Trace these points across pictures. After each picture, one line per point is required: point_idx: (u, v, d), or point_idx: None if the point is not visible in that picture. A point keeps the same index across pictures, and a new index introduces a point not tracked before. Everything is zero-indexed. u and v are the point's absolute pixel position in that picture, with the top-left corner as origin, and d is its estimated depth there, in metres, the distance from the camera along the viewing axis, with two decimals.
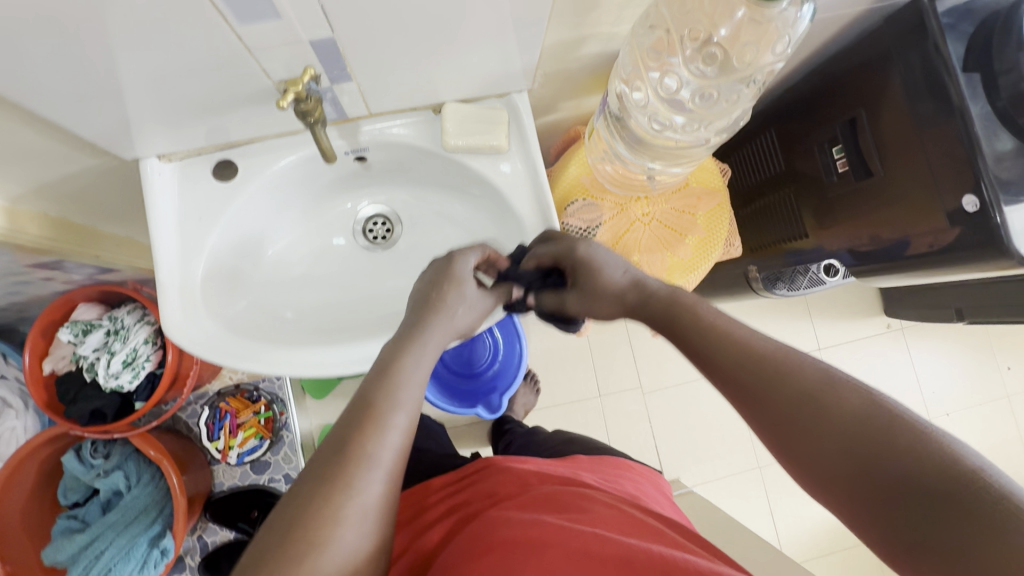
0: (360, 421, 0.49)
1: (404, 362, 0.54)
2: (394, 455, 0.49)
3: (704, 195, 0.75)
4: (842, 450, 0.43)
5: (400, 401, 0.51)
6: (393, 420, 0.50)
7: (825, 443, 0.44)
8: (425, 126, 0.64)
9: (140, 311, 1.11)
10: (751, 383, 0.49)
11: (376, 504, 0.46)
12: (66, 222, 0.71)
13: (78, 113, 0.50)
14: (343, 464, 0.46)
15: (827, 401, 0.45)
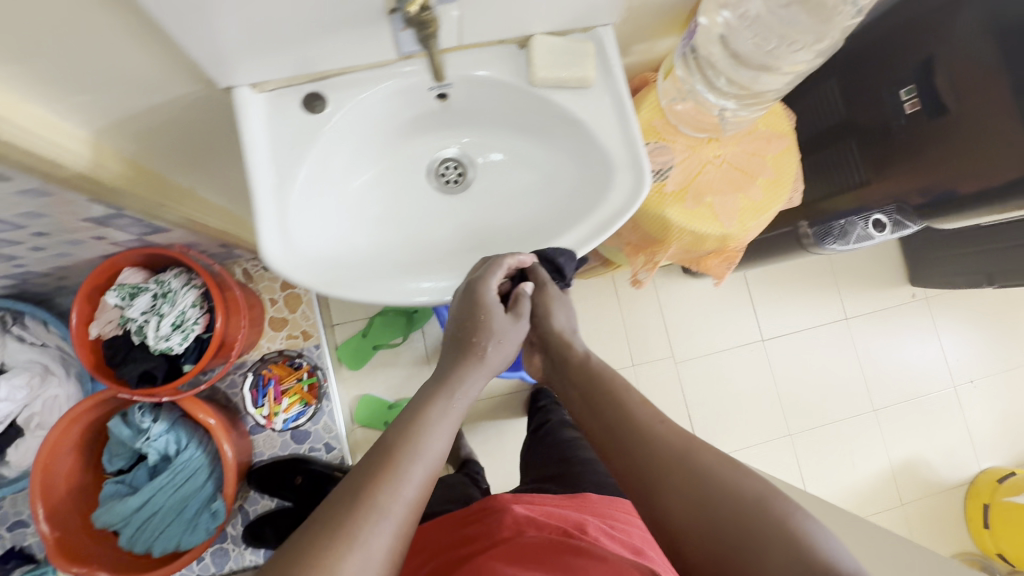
0: (400, 431, 0.56)
1: (432, 410, 0.58)
2: (429, 465, 0.54)
3: (772, 137, 0.76)
4: (684, 501, 0.49)
5: (421, 450, 0.54)
6: (431, 435, 0.56)
7: (671, 493, 0.50)
8: (510, 60, 0.64)
9: (186, 275, 1.10)
10: (631, 442, 0.56)
11: (404, 510, 0.50)
12: (140, 166, 0.71)
13: (185, 31, 0.49)
14: (380, 469, 0.52)
15: (676, 466, 0.52)
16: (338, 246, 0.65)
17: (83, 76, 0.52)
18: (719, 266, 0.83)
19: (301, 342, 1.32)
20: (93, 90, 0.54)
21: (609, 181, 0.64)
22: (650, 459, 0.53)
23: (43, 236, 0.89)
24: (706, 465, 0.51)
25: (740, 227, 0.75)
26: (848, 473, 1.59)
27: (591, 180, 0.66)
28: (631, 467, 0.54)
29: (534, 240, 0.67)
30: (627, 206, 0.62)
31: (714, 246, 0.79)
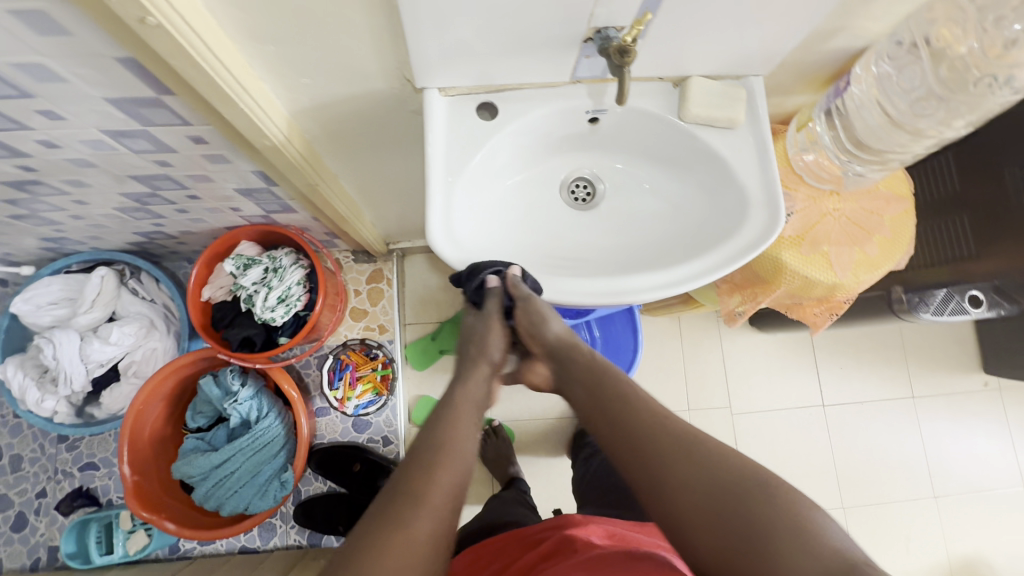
0: (435, 428, 0.62)
1: (453, 415, 0.64)
2: (459, 459, 0.59)
3: (891, 199, 0.79)
4: (695, 501, 0.52)
5: (443, 447, 0.59)
6: (460, 430, 0.62)
7: (680, 492, 0.53)
8: (664, 96, 0.70)
9: (295, 255, 1.19)
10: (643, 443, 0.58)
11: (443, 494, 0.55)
12: (309, 147, 0.80)
13: (413, 38, 0.57)
14: (422, 464, 0.57)
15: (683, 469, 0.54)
16: (480, 239, 0.71)
17: (312, 62, 0.60)
18: (819, 315, 0.85)
19: (376, 335, 1.38)
20: (312, 74, 0.63)
21: (743, 215, 0.68)
22: (664, 455, 0.56)
23: (194, 200, 0.99)
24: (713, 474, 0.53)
25: (853, 279, 0.78)
26: (903, 560, 1.51)
27: (723, 212, 0.71)
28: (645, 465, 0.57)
29: (662, 259, 0.72)
30: (759, 240, 0.66)
31: (821, 295, 0.81)
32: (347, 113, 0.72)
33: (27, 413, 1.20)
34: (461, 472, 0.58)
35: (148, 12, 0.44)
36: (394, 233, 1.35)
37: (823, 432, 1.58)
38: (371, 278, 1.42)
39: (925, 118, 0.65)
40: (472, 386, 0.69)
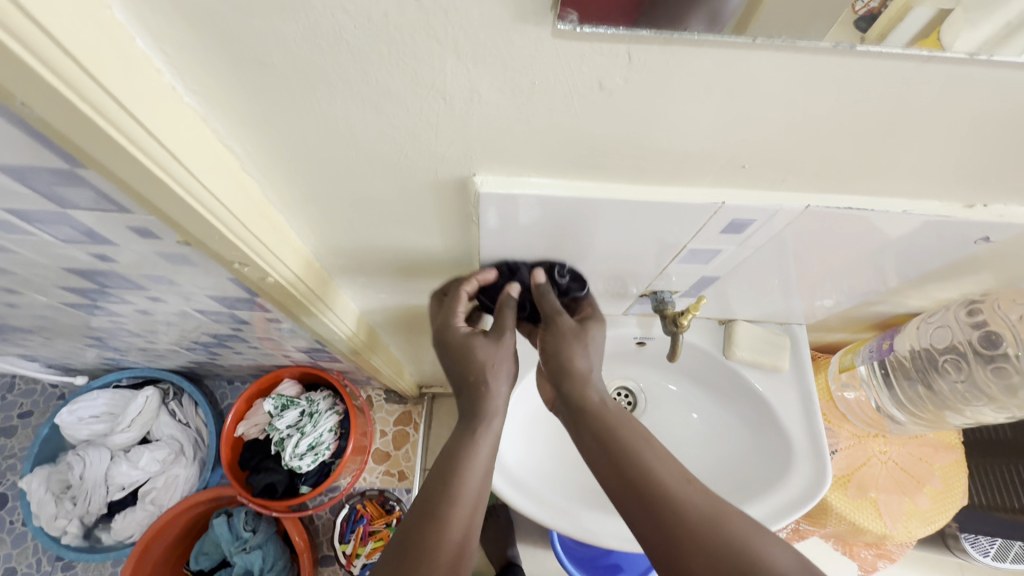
0: (448, 470, 0.49)
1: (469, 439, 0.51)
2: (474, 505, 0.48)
3: (940, 448, 0.78)
4: (696, 512, 0.43)
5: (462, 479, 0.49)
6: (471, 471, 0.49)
7: (670, 499, 0.44)
8: (710, 333, 0.74)
9: (332, 399, 1.21)
10: (618, 434, 0.49)
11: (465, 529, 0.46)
12: (369, 329, 0.86)
13: (485, 285, 0.63)
14: (433, 516, 0.46)
15: (671, 474, 0.46)
16: (520, 455, 0.72)
17: (391, 286, 0.67)
18: (871, 558, 0.80)
19: (395, 483, 1.35)
20: (388, 291, 0.69)
21: (789, 465, 0.67)
22: (670, 517, 0.43)
23: (253, 347, 1.06)
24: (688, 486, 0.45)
25: (904, 531, 0.75)
26: None
27: (768, 453, 0.71)
28: (620, 471, 0.47)
29: None
30: (797, 504, 0.65)
31: (870, 540, 0.77)
32: (412, 311, 0.78)
33: (38, 530, 1.19)
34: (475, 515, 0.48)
35: (269, 275, 0.51)
36: (430, 381, 1.38)
37: None
38: (400, 419, 1.43)
39: (981, 403, 0.66)
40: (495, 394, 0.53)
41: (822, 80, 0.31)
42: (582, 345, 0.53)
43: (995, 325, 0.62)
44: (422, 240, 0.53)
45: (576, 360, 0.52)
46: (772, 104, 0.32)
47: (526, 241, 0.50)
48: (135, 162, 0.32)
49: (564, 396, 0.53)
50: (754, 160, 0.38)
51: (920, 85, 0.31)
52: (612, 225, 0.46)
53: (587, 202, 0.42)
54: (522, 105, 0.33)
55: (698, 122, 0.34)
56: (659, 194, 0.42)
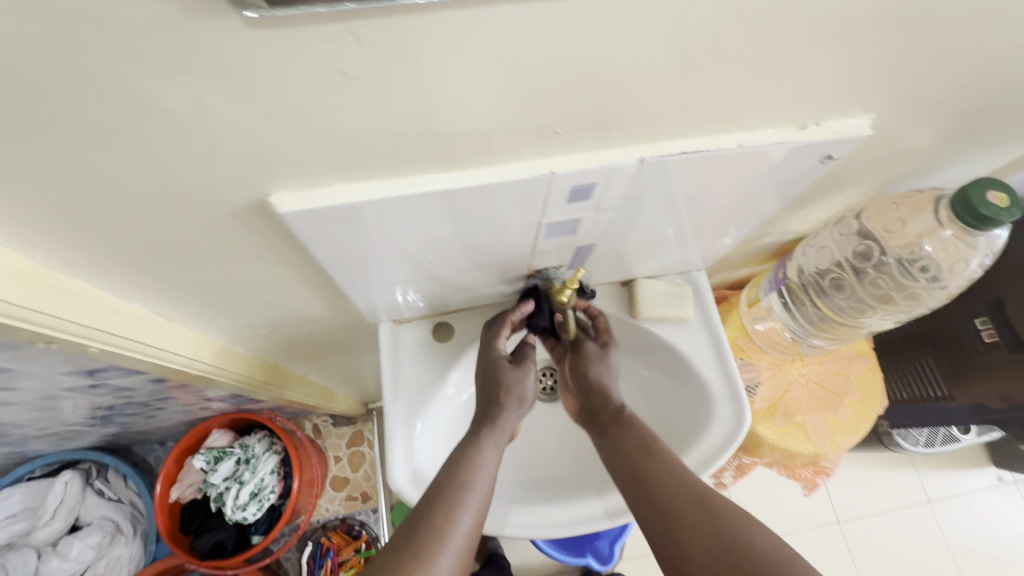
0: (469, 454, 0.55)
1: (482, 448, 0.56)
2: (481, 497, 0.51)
3: (855, 358, 0.81)
4: (692, 497, 0.49)
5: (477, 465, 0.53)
6: (480, 468, 0.53)
7: (672, 491, 0.50)
8: (615, 296, 0.72)
9: (269, 439, 1.15)
10: (636, 443, 0.56)
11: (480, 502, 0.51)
12: (272, 365, 0.80)
13: (364, 298, 0.58)
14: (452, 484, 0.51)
15: (671, 469, 0.52)
16: None
17: (267, 319, 0.62)
18: (813, 478, 0.82)
19: (359, 506, 1.31)
20: (268, 326, 0.64)
21: (710, 413, 0.67)
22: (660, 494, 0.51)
23: (160, 407, 0.97)
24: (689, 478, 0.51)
25: (833, 446, 0.77)
26: None
27: (689, 404, 0.70)
28: (635, 472, 0.54)
29: None
30: (715, 453, 0.65)
31: (804, 461, 0.79)
32: (308, 338, 0.73)
33: None
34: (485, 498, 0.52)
35: (87, 344, 0.44)
36: (373, 396, 1.33)
37: (846, 550, 1.46)
38: (352, 441, 1.37)
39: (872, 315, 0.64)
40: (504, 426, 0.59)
41: (587, 28, 0.28)
42: (607, 367, 0.64)
43: (868, 236, 0.61)
44: (263, 271, 0.48)
45: (604, 379, 0.64)
46: (549, 62, 0.29)
47: (367, 247, 0.45)
48: None
49: (590, 405, 0.64)
50: (565, 124, 0.35)
51: (693, 15, 0.28)
52: (451, 216, 0.42)
53: (406, 200, 0.38)
54: (268, 109, 0.28)
55: (478, 97, 0.31)
56: (482, 174, 0.38)
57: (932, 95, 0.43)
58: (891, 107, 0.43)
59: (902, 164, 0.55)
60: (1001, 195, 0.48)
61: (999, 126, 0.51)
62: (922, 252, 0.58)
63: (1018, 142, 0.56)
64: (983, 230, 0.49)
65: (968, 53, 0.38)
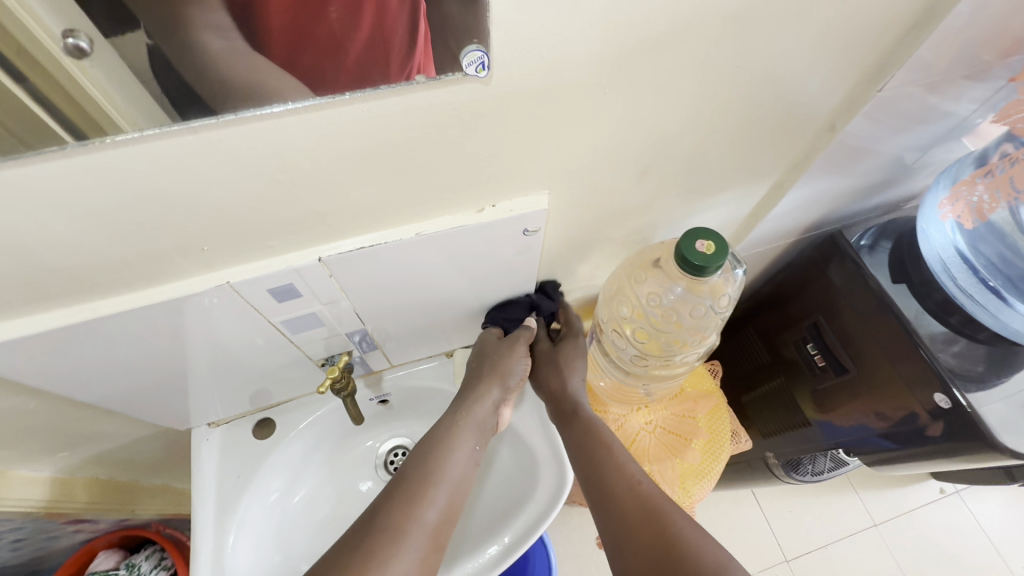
0: (437, 445, 0.54)
1: (460, 439, 0.56)
2: (452, 491, 0.52)
3: (699, 398, 0.81)
4: (636, 505, 0.53)
5: (452, 455, 0.54)
6: (454, 455, 0.54)
7: (622, 498, 0.55)
8: (440, 368, 0.74)
9: (158, 555, 1.09)
10: (595, 452, 0.61)
11: (453, 486, 0.52)
12: (108, 482, 0.75)
13: (150, 406, 0.58)
14: (422, 468, 0.52)
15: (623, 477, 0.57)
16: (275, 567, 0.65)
17: (63, 441, 0.60)
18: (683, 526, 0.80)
19: None
20: (67, 447, 0.62)
21: (536, 474, 0.66)
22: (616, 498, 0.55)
23: (21, 539, 0.92)
24: (638, 488, 0.55)
25: (685, 492, 0.76)
26: None
27: (522, 471, 0.69)
28: (595, 485, 0.58)
29: (465, 544, 0.67)
30: (540, 520, 0.62)
31: None
32: (133, 449, 0.71)
33: None
34: (452, 503, 0.51)
35: None
36: None
37: None
38: None
39: (650, 359, 0.66)
40: (479, 411, 0.59)
41: (140, 169, 0.30)
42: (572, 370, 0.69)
43: (628, 292, 0.63)
44: (3, 401, 0.47)
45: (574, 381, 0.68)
46: (121, 198, 0.31)
47: (94, 366, 0.46)
48: None
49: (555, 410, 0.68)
50: (206, 241, 0.37)
51: (240, 147, 0.31)
52: (157, 327, 0.43)
53: (85, 326, 0.40)
54: None
55: (77, 233, 0.33)
56: (160, 293, 0.40)
57: (605, 166, 0.46)
58: (566, 180, 0.46)
59: (644, 220, 0.58)
60: (709, 243, 0.51)
61: (716, 178, 0.55)
62: (668, 300, 0.61)
63: (750, 187, 0.60)
64: (708, 275, 0.52)
65: (600, 131, 0.41)
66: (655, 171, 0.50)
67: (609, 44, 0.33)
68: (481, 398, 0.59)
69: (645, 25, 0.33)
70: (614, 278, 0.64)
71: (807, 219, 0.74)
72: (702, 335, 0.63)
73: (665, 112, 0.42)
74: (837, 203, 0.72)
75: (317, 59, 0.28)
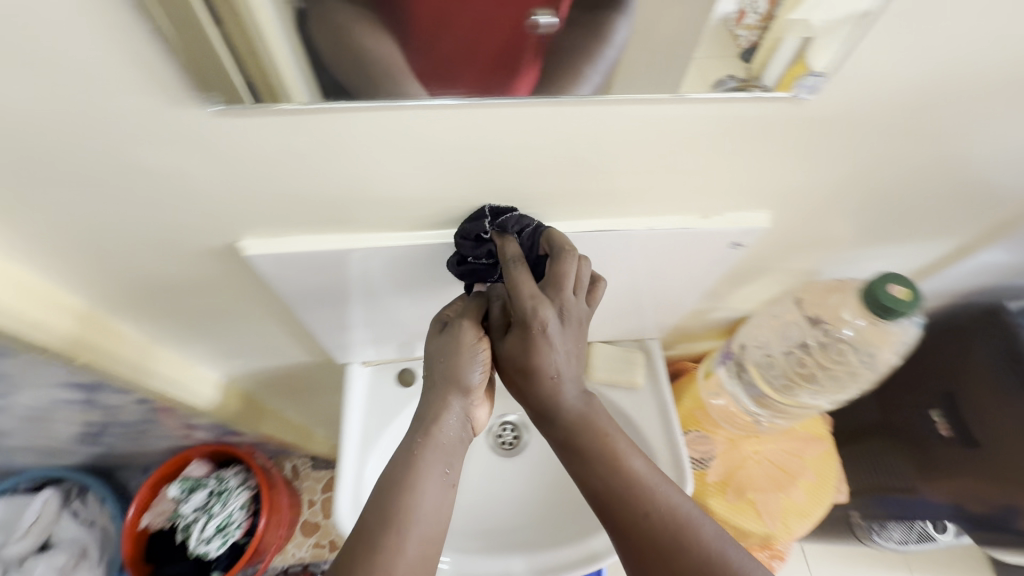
0: (391, 490, 0.39)
1: (422, 473, 0.40)
2: (426, 538, 0.38)
3: (810, 441, 0.82)
4: (632, 489, 0.40)
5: (416, 498, 0.39)
6: (417, 491, 0.39)
7: (617, 476, 0.41)
8: None
9: (244, 474, 1.16)
10: (589, 424, 0.41)
11: (424, 533, 0.38)
12: (247, 397, 0.83)
13: (333, 334, 0.63)
14: (381, 517, 0.38)
15: (636, 491, 0.40)
16: None
17: (244, 350, 0.67)
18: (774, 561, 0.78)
19: (324, 554, 1.28)
20: (242, 355, 0.69)
21: None
22: (615, 475, 0.41)
23: (144, 430, 1.01)
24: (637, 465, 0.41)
25: (784, 528, 0.76)
26: None
27: None
28: (576, 451, 0.41)
29: (568, 525, 0.69)
30: None
31: (757, 541, 0.77)
32: (281, 372, 0.77)
33: None
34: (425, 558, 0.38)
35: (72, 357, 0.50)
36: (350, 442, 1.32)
37: None
38: (327, 485, 1.36)
39: (797, 391, 0.66)
40: (444, 429, 0.42)
41: (482, 125, 0.35)
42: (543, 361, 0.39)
43: (796, 317, 0.65)
44: (237, 303, 0.54)
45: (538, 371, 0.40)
46: (459, 148, 0.36)
47: (327, 290, 0.51)
48: None
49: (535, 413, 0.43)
50: (486, 198, 0.42)
51: (577, 124, 0.36)
52: (398, 266, 0.48)
53: (356, 251, 0.45)
54: (232, 173, 0.36)
55: (404, 171, 0.38)
56: (421, 237, 0.45)
57: (827, 196, 0.48)
58: (787, 203, 0.49)
59: (824, 255, 0.60)
60: (902, 289, 0.52)
61: (907, 228, 0.56)
62: (838, 335, 0.62)
63: (935, 242, 0.61)
64: (890, 318, 0.53)
65: (845, 163, 0.44)
66: (865, 210, 0.51)
67: (908, 87, 0.36)
68: (442, 418, 0.42)
69: (942, 77, 0.36)
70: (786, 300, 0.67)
71: (965, 285, 0.73)
72: (857, 380, 0.63)
73: (902, 158, 0.44)
74: (1002, 275, 0.71)
75: (452, 67, 0.30)
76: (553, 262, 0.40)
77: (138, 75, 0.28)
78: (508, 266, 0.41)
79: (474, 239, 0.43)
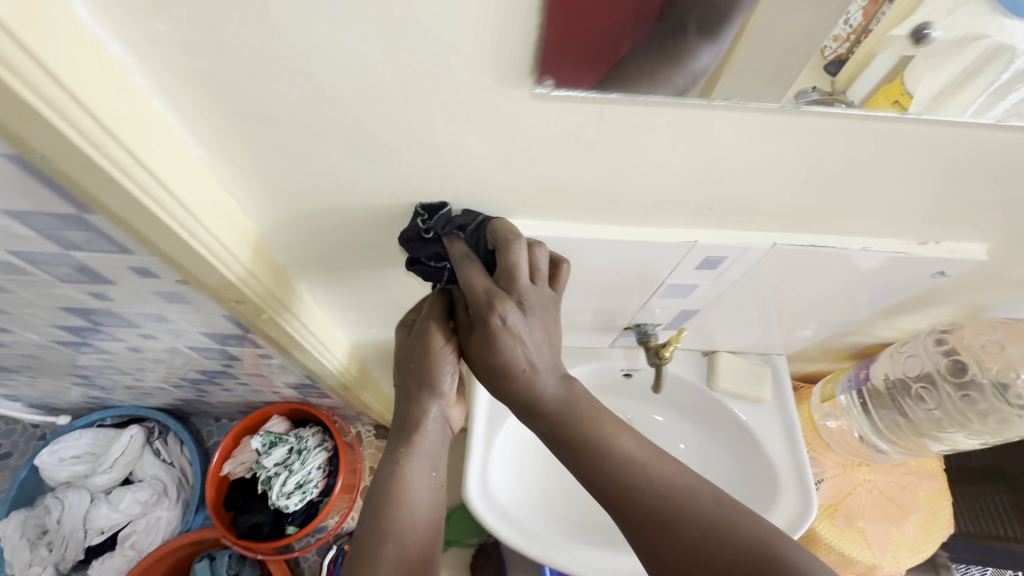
0: (388, 496, 0.46)
1: (410, 477, 0.48)
2: (422, 531, 0.47)
3: (923, 476, 0.80)
4: (623, 472, 0.39)
5: (405, 498, 0.47)
6: (410, 493, 0.47)
7: (607, 463, 0.39)
8: (694, 362, 0.76)
9: (321, 435, 1.19)
10: (576, 421, 0.40)
11: (422, 529, 0.47)
12: (361, 365, 0.84)
13: None
14: (380, 519, 0.45)
15: (631, 479, 0.39)
16: (511, 488, 0.71)
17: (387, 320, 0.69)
18: None
19: None
20: (380, 324, 0.70)
21: (776, 490, 0.68)
22: (609, 462, 0.39)
23: (242, 383, 1.04)
24: (622, 445, 0.40)
25: (893, 561, 0.74)
26: None
27: (753, 484, 0.71)
28: (560, 446, 0.41)
29: None
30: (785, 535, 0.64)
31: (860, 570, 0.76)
32: None
33: None
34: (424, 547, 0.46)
35: (263, 312, 0.52)
36: None
37: None
38: None
39: (950, 426, 0.68)
40: (425, 436, 0.49)
41: (772, 130, 0.34)
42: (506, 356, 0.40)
43: (961, 355, 0.66)
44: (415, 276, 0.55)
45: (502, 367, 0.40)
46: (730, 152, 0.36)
47: None
48: (160, 224, 0.35)
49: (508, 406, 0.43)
50: (721, 203, 0.42)
51: (861, 138, 0.35)
52: (596, 259, 0.48)
53: (569, 241, 0.45)
54: (506, 155, 0.36)
55: (662, 169, 0.38)
56: (634, 234, 0.45)
57: None
58: (1005, 238, 0.47)
59: (1001, 293, 0.58)
60: None
61: None
62: (1012, 379, 0.63)
63: None
64: None
65: None
66: None
67: None
68: (422, 422, 0.49)
69: None
70: (944, 337, 0.67)
71: None
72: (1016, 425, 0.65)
73: None
74: None
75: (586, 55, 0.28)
76: (500, 254, 0.39)
77: (486, 57, 0.28)
78: (460, 266, 0.41)
79: (418, 238, 0.43)
